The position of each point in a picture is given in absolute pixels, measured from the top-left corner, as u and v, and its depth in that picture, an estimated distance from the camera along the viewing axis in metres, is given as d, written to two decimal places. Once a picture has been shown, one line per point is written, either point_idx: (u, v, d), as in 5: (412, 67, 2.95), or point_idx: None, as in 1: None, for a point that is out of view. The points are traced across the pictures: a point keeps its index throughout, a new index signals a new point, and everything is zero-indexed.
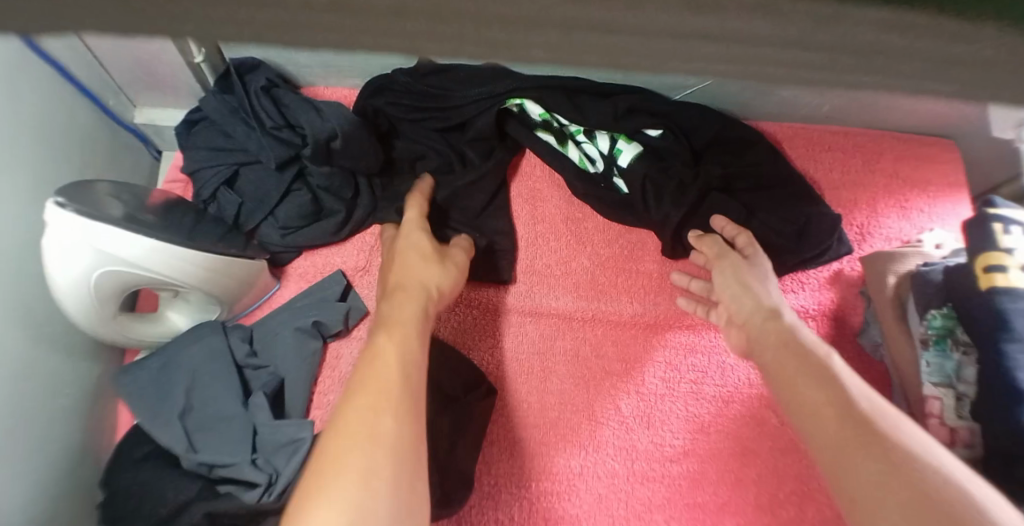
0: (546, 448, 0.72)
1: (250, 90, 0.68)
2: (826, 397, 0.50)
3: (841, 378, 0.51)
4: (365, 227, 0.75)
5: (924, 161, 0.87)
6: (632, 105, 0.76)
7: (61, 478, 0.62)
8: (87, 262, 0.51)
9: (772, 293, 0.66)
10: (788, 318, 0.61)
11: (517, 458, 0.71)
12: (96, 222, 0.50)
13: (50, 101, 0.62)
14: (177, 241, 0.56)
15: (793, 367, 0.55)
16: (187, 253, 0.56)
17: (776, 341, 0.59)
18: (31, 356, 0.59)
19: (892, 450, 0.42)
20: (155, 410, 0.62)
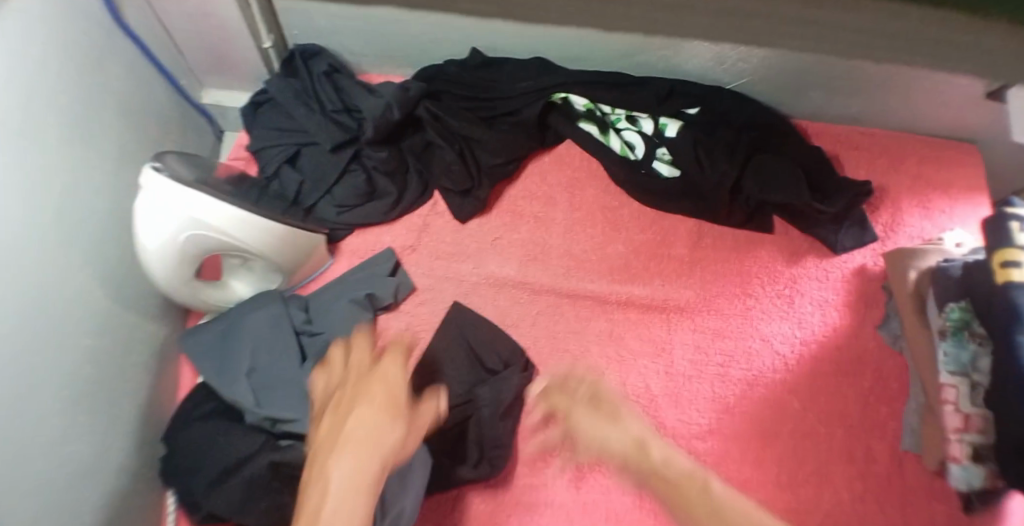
0: None
1: (314, 75, 0.75)
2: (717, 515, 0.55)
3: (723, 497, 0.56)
4: (415, 208, 0.80)
5: (950, 163, 0.90)
6: (673, 89, 0.82)
7: (131, 428, 0.67)
8: (175, 227, 0.54)
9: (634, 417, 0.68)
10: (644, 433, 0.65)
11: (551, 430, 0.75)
12: (184, 191, 0.54)
13: (133, 78, 0.67)
14: (253, 211, 0.59)
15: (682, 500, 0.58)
16: (262, 222, 0.60)
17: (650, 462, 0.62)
18: (109, 314, 0.64)
19: None
20: (223, 370, 0.67)
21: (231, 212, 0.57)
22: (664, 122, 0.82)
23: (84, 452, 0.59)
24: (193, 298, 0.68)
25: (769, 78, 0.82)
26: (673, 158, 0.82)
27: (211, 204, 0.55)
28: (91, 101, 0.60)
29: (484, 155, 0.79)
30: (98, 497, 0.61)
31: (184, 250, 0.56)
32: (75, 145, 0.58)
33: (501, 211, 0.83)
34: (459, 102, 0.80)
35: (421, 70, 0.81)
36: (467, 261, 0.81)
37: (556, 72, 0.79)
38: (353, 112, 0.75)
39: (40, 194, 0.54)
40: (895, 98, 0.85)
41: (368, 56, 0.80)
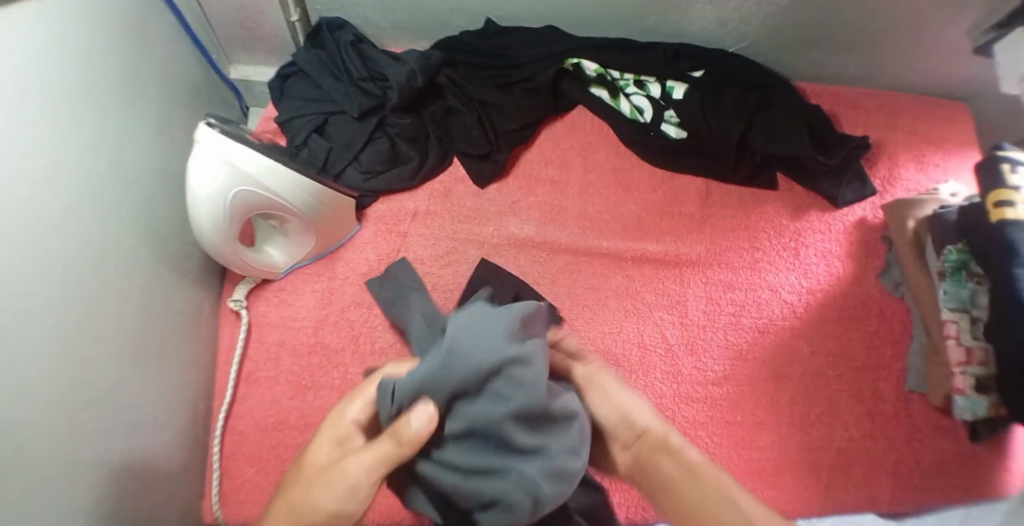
0: None
1: (340, 45, 0.78)
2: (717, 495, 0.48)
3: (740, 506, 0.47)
4: (436, 175, 0.84)
5: (942, 119, 0.95)
6: (678, 51, 0.86)
7: (178, 385, 0.70)
8: (224, 179, 0.58)
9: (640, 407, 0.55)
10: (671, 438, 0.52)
11: None
12: (231, 143, 0.58)
13: (171, 50, 0.71)
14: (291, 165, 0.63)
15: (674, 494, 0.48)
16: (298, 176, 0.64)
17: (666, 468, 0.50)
18: (157, 272, 0.67)
19: None
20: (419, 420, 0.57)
21: (265, 162, 0.60)
22: (671, 85, 0.86)
23: (137, 401, 0.63)
24: (239, 263, 0.71)
25: (767, 39, 0.87)
26: (680, 120, 0.86)
27: (247, 154, 0.58)
28: (132, 70, 0.64)
29: (501, 121, 0.84)
30: (151, 446, 0.64)
31: (230, 206, 0.60)
32: (121, 110, 0.62)
33: (518, 175, 0.86)
34: (477, 71, 0.84)
35: (438, 41, 0.85)
36: (488, 223, 0.84)
37: (566, 40, 0.84)
38: (377, 80, 0.79)
39: (92, 153, 0.57)
40: (886, 54, 0.90)
41: (388, 29, 0.84)
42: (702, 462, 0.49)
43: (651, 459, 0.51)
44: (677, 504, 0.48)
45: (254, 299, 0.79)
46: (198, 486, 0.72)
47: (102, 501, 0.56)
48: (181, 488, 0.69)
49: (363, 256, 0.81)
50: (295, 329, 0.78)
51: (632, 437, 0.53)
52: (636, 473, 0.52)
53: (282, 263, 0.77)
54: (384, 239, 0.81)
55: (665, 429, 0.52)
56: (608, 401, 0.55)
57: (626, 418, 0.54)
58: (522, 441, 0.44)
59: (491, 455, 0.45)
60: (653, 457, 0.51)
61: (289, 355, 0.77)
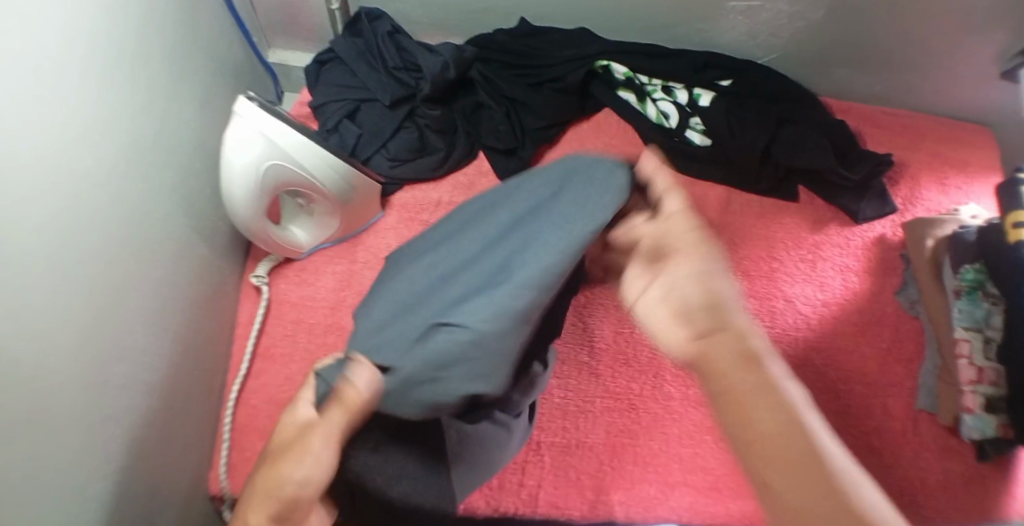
0: (611, 372, 0.80)
1: (377, 34, 0.80)
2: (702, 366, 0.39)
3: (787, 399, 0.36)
4: (459, 168, 0.85)
5: (966, 143, 0.95)
6: (707, 61, 0.87)
7: (197, 354, 0.72)
8: (255, 153, 0.60)
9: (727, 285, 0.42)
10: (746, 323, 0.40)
11: (584, 376, 0.79)
12: (265, 117, 0.60)
13: (217, 29, 0.73)
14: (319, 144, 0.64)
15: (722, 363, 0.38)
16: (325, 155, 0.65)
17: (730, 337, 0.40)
18: (186, 242, 0.69)
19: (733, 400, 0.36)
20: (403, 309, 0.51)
21: (298, 138, 0.62)
22: (698, 93, 0.87)
23: (157, 363, 0.65)
24: (266, 241, 0.73)
25: (796, 52, 0.88)
26: (705, 128, 0.87)
27: (283, 129, 0.61)
28: (179, 44, 0.67)
29: (528, 118, 0.85)
30: (166, 410, 0.66)
31: (262, 179, 0.62)
32: (166, 81, 0.64)
33: None
34: (508, 68, 0.85)
35: (473, 37, 0.87)
36: None
37: (598, 43, 0.85)
38: (411, 71, 0.81)
39: (137, 120, 0.60)
40: (912, 74, 0.91)
41: (423, 23, 0.86)
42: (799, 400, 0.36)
43: (724, 357, 0.38)
44: (778, 470, 0.33)
45: (276, 276, 0.81)
46: (208, 455, 0.74)
47: (117, 454, 0.57)
48: (190, 454, 0.70)
49: (384, 242, 0.82)
50: (314, 309, 0.80)
51: (704, 330, 0.39)
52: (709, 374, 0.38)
53: (306, 243, 0.78)
54: (406, 227, 0.83)
55: (748, 335, 0.38)
56: (721, 277, 0.41)
57: (705, 303, 0.40)
58: (441, 311, 0.47)
59: (398, 328, 0.49)
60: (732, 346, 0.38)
61: (306, 334, 0.78)
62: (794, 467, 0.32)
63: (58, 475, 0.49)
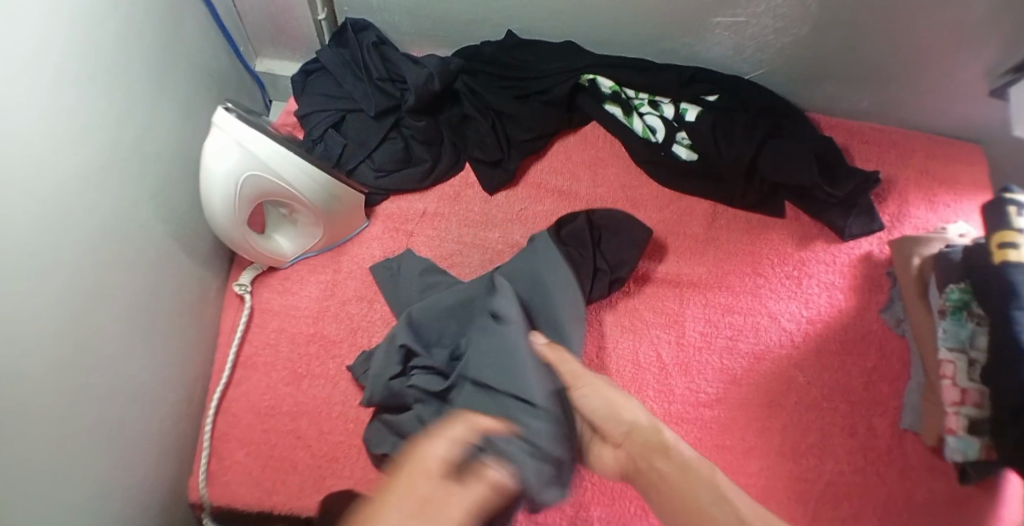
0: None
1: (362, 46, 0.81)
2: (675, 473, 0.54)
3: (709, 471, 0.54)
4: (446, 179, 0.86)
5: (954, 161, 0.95)
6: (694, 75, 0.87)
7: (178, 363, 0.72)
8: (234, 163, 0.60)
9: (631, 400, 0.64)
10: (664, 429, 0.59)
11: None
12: (244, 128, 0.60)
13: (202, 38, 0.74)
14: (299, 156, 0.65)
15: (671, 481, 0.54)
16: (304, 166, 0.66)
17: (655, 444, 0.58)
18: (168, 251, 0.69)
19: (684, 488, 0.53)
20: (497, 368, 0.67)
21: (274, 147, 0.62)
22: (684, 107, 0.87)
23: (135, 370, 0.65)
24: (247, 250, 0.73)
25: (785, 67, 0.87)
26: (691, 142, 0.87)
27: (258, 139, 0.61)
28: (162, 53, 0.67)
29: (514, 130, 0.85)
30: (144, 417, 0.66)
31: (240, 189, 0.62)
32: (147, 90, 0.65)
33: (527, 185, 0.88)
34: (495, 80, 0.85)
35: (461, 49, 0.87)
36: (494, 229, 0.85)
37: (585, 56, 0.85)
38: (396, 82, 0.81)
39: (116, 128, 0.60)
40: (901, 91, 0.91)
41: (411, 33, 0.86)
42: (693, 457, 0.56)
43: (648, 453, 0.58)
44: None
45: (259, 284, 0.81)
46: (187, 463, 0.74)
47: (92, 463, 0.57)
48: (168, 463, 0.70)
49: (369, 252, 0.83)
50: (296, 318, 0.80)
51: (625, 437, 0.62)
52: (640, 476, 0.58)
53: (290, 252, 0.79)
54: (391, 237, 0.83)
55: (662, 433, 0.59)
56: (600, 388, 0.65)
57: (613, 413, 0.63)
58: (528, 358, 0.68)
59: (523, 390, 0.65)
60: (655, 455, 0.57)
61: (288, 343, 0.79)
62: (698, 509, 0.51)
63: (32, 485, 0.49)
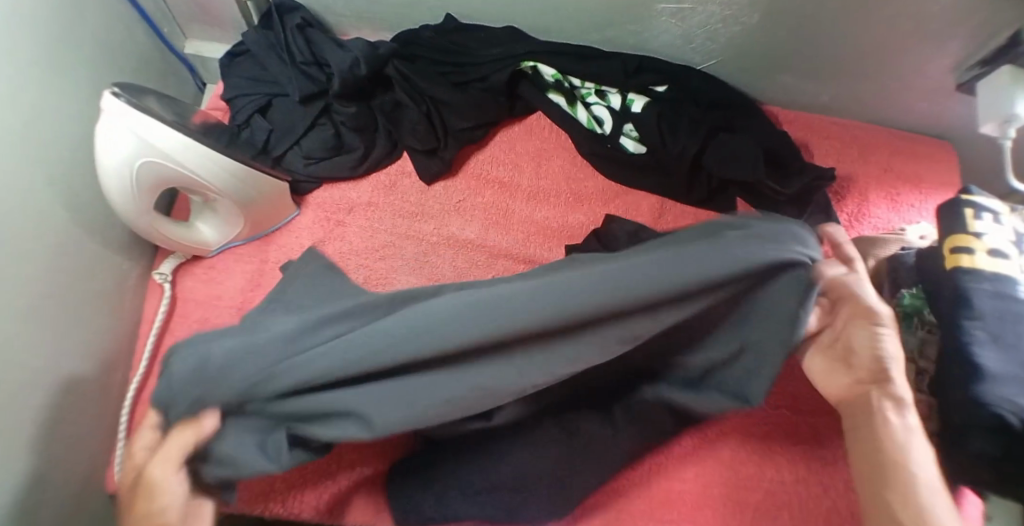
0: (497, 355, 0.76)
1: (287, 28, 0.80)
2: (872, 411, 0.51)
3: (908, 434, 0.49)
4: (383, 165, 0.83)
5: (921, 159, 0.90)
6: (640, 64, 0.83)
7: (89, 352, 0.70)
8: (117, 145, 0.60)
9: (897, 353, 0.52)
10: (902, 390, 0.51)
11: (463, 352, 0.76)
12: (121, 107, 0.59)
13: (106, 19, 0.72)
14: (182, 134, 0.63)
15: (871, 432, 0.49)
16: (188, 144, 0.63)
17: (879, 410, 0.50)
18: (71, 237, 0.67)
19: (882, 426, 0.49)
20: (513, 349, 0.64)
21: (182, 141, 0.63)
22: (631, 98, 0.83)
23: (37, 360, 0.62)
24: (163, 237, 0.72)
25: (737, 58, 0.83)
26: (639, 134, 0.83)
27: (166, 134, 0.61)
28: (60, 34, 0.65)
29: (451, 118, 0.82)
30: (48, 410, 0.64)
31: (139, 178, 0.63)
32: (41, 74, 0.62)
33: (467, 175, 0.85)
34: (432, 66, 0.83)
35: (399, 34, 0.85)
36: (429, 221, 0.82)
37: (524, 42, 0.82)
38: (323, 67, 0.80)
39: (4, 111, 0.57)
40: (866, 86, 0.86)
41: (348, 15, 0.85)
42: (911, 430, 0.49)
43: (869, 394, 0.51)
44: (874, 470, 0.48)
45: (183, 272, 0.80)
46: (102, 455, 0.72)
47: None
48: (78, 455, 0.68)
49: (298, 241, 0.80)
50: (219, 309, 0.78)
51: (868, 376, 0.52)
52: (856, 406, 0.52)
53: (214, 240, 0.77)
54: (320, 227, 0.81)
55: (893, 386, 0.51)
56: (865, 333, 0.52)
57: (869, 356, 0.52)
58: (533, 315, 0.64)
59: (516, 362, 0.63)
60: (877, 392, 0.51)
61: (209, 333, 0.76)
62: (858, 446, 0.50)
63: None
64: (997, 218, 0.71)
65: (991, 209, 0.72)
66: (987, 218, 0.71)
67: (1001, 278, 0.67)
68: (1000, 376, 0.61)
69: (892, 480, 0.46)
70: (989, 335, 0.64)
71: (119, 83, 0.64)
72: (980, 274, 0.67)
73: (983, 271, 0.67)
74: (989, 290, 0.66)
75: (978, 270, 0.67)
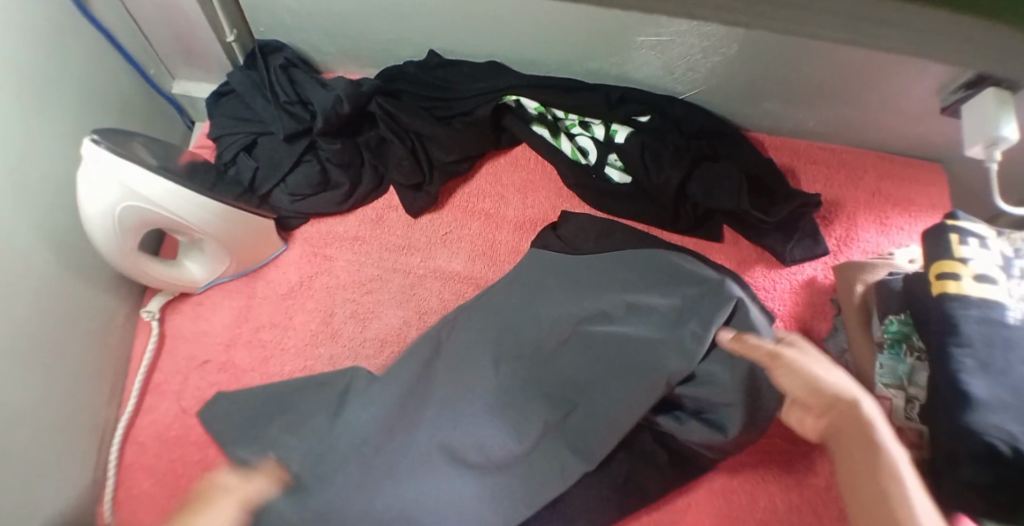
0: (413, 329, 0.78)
1: (270, 68, 0.82)
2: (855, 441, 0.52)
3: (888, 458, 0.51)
4: (369, 201, 0.84)
5: (909, 182, 0.90)
6: (622, 95, 0.84)
7: (78, 393, 0.70)
8: (99, 191, 0.61)
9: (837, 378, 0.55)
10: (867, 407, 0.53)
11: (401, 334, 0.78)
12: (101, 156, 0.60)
13: (89, 65, 0.74)
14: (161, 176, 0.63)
15: (858, 473, 0.52)
16: (168, 185, 0.64)
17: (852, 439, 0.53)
18: (57, 278, 0.68)
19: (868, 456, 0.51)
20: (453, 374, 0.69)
21: (161, 183, 0.63)
22: (615, 128, 0.84)
23: (24, 402, 0.62)
24: (148, 276, 0.73)
25: (718, 87, 0.83)
26: (623, 164, 0.84)
27: (148, 180, 0.62)
28: (42, 81, 0.67)
29: (435, 152, 0.83)
30: (33, 453, 0.63)
31: (121, 220, 0.64)
32: (23, 120, 0.64)
33: (453, 208, 0.85)
34: (417, 101, 0.84)
35: (383, 69, 0.86)
36: (416, 254, 0.82)
37: (507, 75, 0.83)
38: (307, 105, 0.81)
39: None
40: (848, 112, 0.86)
41: (332, 52, 0.86)
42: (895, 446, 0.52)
43: (843, 420, 0.54)
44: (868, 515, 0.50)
45: (170, 310, 0.80)
46: (93, 494, 0.71)
47: None
48: (68, 496, 0.68)
49: (285, 276, 0.81)
50: (207, 345, 0.78)
51: (825, 407, 0.55)
52: (828, 429, 0.55)
53: (201, 277, 0.78)
54: (308, 262, 0.81)
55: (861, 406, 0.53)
56: (799, 375, 0.55)
57: (820, 394, 0.54)
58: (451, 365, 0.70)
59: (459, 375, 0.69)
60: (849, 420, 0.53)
61: (198, 371, 0.77)
62: (846, 487, 0.53)
63: None
64: (984, 243, 0.71)
65: (976, 233, 0.71)
66: (973, 243, 0.71)
67: (988, 305, 0.66)
68: (990, 404, 0.61)
69: (874, 492, 0.50)
70: (978, 363, 0.63)
71: (102, 129, 0.65)
72: (967, 300, 0.66)
73: (970, 297, 0.67)
74: (976, 317, 0.65)
75: (965, 297, 0.66)
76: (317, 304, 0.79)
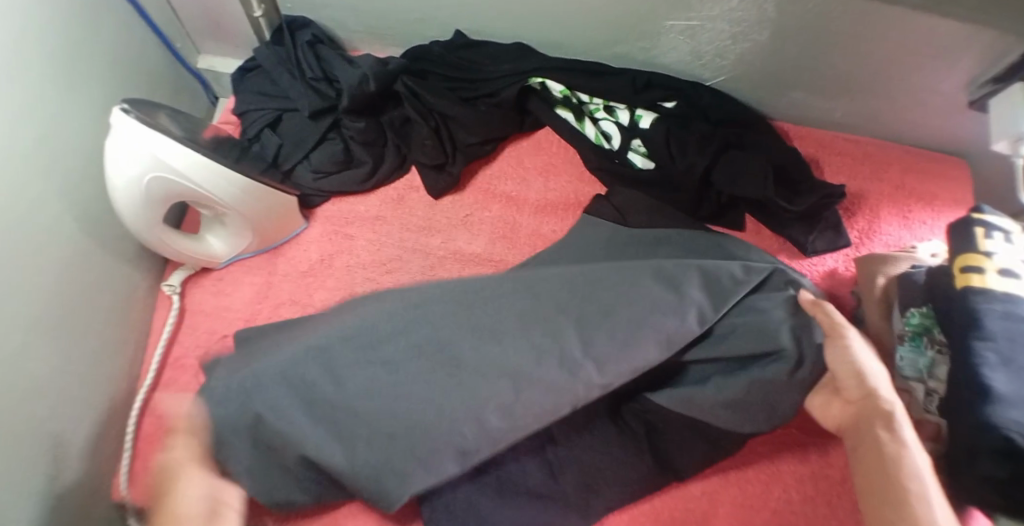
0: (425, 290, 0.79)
1: (297, 44, 0.82)
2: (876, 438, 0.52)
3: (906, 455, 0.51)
4: (391, 180, 0.84)
5: (932, 176, 0.90)
6: (648, 81, 0.83)
7: (99, 362, 0.71)
8: (129, 163, 0.61)
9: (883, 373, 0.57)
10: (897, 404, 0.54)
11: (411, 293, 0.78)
12: (130, 127, 0.60)
13: (118, 36, 0.74)
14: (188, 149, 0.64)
15: (874, 466, 0.51)
16: (196, 158, 0.64)
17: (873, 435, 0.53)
18: (81, 247, 0.68)
19: (887, 451, 0.51)
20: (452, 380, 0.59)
21: (189, 156, 0.64)
22: (639, 114, 0.83)
23: (48, 369, 0.63)
24: (171, 249, 0.73)
25: (747, 74, 0.83)
26: (647, 150, 0.83)
27: (177, 151, 0.63)
28: (72, 51, 0.66)
29: (458, 133, 0.83)
30: (56, 419, 0.64)
31: (147, 192, 0.64)
32: (54, 88, 0.64)
33: (474, 190, 0.85)
34: (442, 82, 0.84)
35: (409, 49, 0.86)
36: (436, 235, 0.82)
37: (535, 58, 0.82)
38: (333, 82, 0.81)
39: (18, 128, 0.59)
40: (876, 104, 0.85)
41: (358, 30, 0.86)
42: (913, 445, 0.51)
43: (869, 417, 0.54)
44: (883, 506, 0.48)
45: (192, 284, 0.81)
46: (111, 464, 0.72)
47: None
48: (89, 464, 0.68)
49: (306, 254, 0.81)
50: (228, 321, 0.78)
51: (860, 396, 0.56)
52: (853, 425, 0.56)
53: (223, 253, 0.78)
54: (329, 240, 0.81)
55: (887, 402, 0.54)
56: (844, 352, 0.58)
57: (858, 379, 0.57)
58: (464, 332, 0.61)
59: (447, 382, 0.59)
60: (874, 418, 0.54)
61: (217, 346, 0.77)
62: (862, 480, 0.52)
63: None
64: (1008, 238, 0.70)
65: (1002, 228, 0.71)
66: (999, 237, 0.70)
67: (1012, 299, 0.65)
68: (1010, 399, 0.60)
69: (889, 483, 0.49)
70: (1000, 357, 0.63)
71: (133, 100, 0.66)
72: (990, 294, 0.66)
73: (993, 290, 0.66)
74: (999, 311, 0.65)
75: (989, 291, 0.66)
76: (337, 282, 0.79)
